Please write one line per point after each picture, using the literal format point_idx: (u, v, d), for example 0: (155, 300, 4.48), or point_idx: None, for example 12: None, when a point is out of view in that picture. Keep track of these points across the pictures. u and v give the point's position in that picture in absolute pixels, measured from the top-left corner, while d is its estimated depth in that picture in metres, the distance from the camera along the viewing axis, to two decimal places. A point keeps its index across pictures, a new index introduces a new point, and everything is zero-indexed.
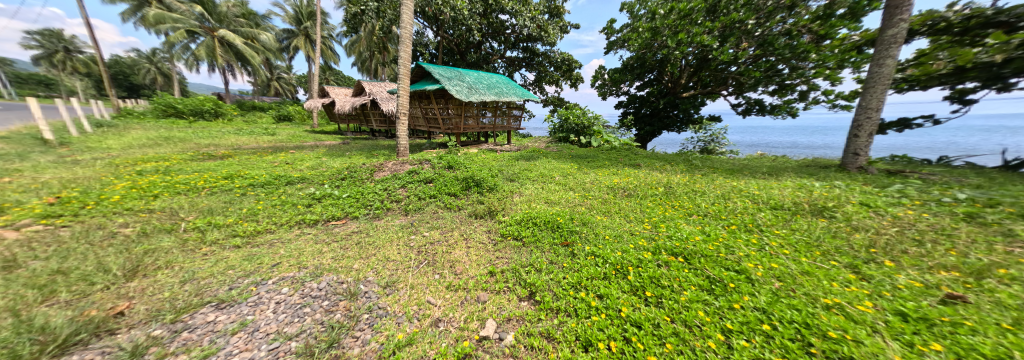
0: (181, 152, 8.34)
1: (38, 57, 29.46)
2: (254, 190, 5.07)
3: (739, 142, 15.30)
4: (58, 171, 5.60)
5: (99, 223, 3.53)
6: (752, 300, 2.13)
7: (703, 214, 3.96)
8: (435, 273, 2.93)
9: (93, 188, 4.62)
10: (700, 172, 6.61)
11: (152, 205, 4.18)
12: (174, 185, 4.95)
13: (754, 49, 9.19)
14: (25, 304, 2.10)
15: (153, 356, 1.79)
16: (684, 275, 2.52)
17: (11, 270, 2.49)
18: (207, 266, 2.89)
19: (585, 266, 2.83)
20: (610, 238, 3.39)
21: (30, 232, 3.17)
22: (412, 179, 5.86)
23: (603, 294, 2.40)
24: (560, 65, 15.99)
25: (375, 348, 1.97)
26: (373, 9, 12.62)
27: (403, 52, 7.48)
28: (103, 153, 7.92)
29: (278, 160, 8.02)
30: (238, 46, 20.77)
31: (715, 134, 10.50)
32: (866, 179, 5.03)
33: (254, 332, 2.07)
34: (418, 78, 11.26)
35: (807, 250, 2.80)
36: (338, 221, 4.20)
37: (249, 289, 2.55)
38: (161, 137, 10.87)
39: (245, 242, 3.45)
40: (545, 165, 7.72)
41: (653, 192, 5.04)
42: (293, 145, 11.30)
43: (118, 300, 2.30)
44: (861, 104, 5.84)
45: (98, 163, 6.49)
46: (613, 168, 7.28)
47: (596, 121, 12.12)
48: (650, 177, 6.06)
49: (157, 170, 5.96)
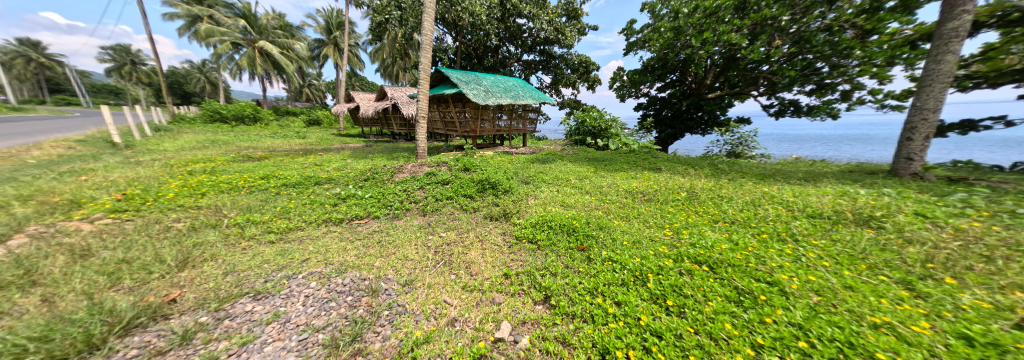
0: (225, 154, 9.07)
1: (107, 69, 33.45)
2: (287, 190, 5.43)
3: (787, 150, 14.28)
4: (124, 171, 6.23)
5: (157, 217, 3.94)
6: (786, 315, 2.00)
7: (730, 221, 3.76)
8: (452, 273, 2.98)
9: (152, 186, 5.14)
10: (728, 176, 6.30)
11: (199, 202, 4.57)
12: (219, 184, 5.39)
13: (788, 46, 8.64)
14: (97, 289, 2.39)
15: (200, 341, 1.97)
16: (708, 285, 2.41)
17: (86, 258, 2.83)
18: (245, 260, 3.11)
19: (602, 272, 2.78)
20: (628, 244, 3.31)
21: (102, 225, 3.60)
22: (430, 180, 6.00)
23: (621, 301, 2.35)
24: (577, 67, 15.86)
25: (395, 344, 2.04)
26: (396, 17, 13.20)
27: (424, 58, 7.70)
28: (160, 154, 8.79)
29: (308, 161, 8.50)
30: (275, 55, 22.29)
31: (743, 137, 9.92)
32: (922, 186, 4.56)
33: (286, 322, 2.21)
34: (438, 83, 11.56)
35: (851, 263, 2.57)
36: (361, 220, 4.39)
37: (282, 282, 2.72)
38: (208, 140, 11.89)
39: (278, 238, 3.69)
40: (560, 168, 7.66)
41: (675, 196, 4.92)
42: (321, 148, 11.89)
43: (171, 288, 2.54)
44: (915, 104, 5.31)
45: (156, 164, 7.18)
46: (632, 172, 7.08)
47: (615, 123, 11.84)
48: (672, 182, 5.83)
49: (204, 170, 6.49)
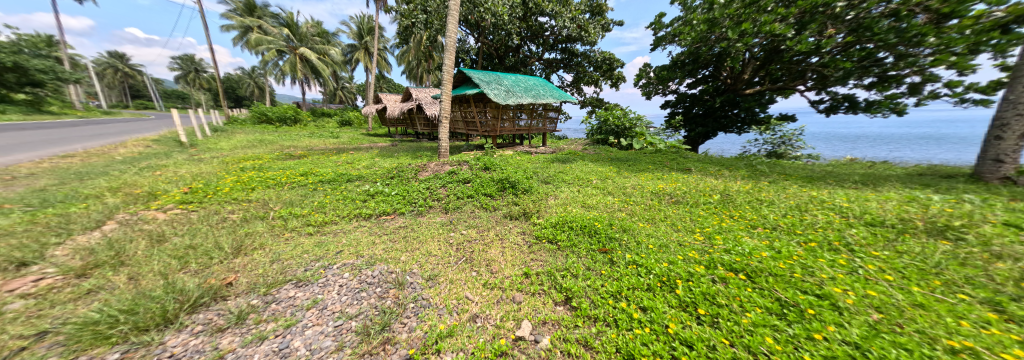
0: (270, 152, 9.91)
1: (176, 77, 37.84)
2: (323, 186, 5.82)
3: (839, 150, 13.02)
4: (188, 167, 7.02)
5: (216, 209, 4.40)
6: (839, 333, 1.81)
7: (771, 227, 3.47)
8: (473, 270, 3.04)
9: (212, 180, 5.74)
10: (767, 179, 5.82)
11: (250, 196, 5.03)
12: (266, 180, 5.89)
13: (844, 35, 7.78)
14: (172, 270, 2.72)
15: (252, 321, 2.18)
16: (745, 294, 2.25)
17: (162, 243, 3.24)
18: (288, 249, 3.38)
19: (626, 275, 2.69)
20: (654, 248, 3.17)
21: (173, 214, 4.09)
22: (452, 179, 6.14)
23: (647, 307, 2.26)
24: (600, 65, 15.45)
25: (420, 335, 2.11)
26: (422, 21, 13.61)
27: (448, 59, 7.88)
28: (218, 152, 9.80)
29: (341, 159, 9.04)
30: (314, 60, 23.92)
31: (786, 135, 9.13)
32: (1015, 193, 3.91)
33: (323, 309, 2.37)
34: (460, 83, 11.79)
35: (921, 278, 2.27)
36: (388, 216, 4.60)
37: (320, 271, 2.92)
38: (257, 139, 13.04)
39: (316, 230, 3.97)
40: (580, 168, 7.50)
41: (707, 198, 4.63)
42: (352, 147, 12.59)
43: (228, 273, 2.82)
44: (1004, 98, 4.59)
45: (214, 161, 8.01)
46: (658, 173, 6.76)
47: (639, 121, 11.39)
48: (703, 184, 5.49)
49: (254, 167, 7.14)
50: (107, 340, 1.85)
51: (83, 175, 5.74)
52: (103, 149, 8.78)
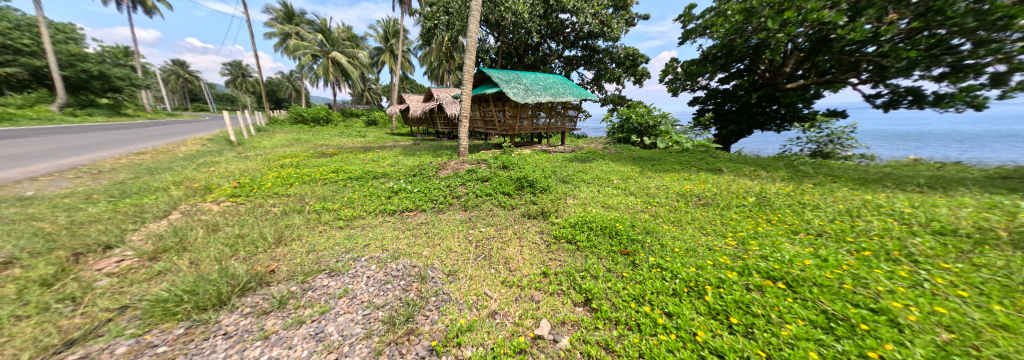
0: (305, 151, 10.58)
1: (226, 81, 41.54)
2: (351, 182, 6.14)
3: (902, 150, 11.53)
4: (235, 164, 7.69)
5: (260, 202, 4.79)
6: (899, 351, 1.63)
7: (816, 234, 3.19)
8: (492, 268, 3.07)
9: (255, 176, 6.26)
10: (811, 180, 5.33)
11: (288, 191, 5.43)
12: (302, 176, 6.32)
13: (908, 21, 6.95)
14: (225, 256, 3.01)
15: (292, 306, 2.36)
16: (785, 305, 2.09)
17: (216, 231, 3.59)
18: (321, 241, 3.61)
19: (649, 279, 2.59)
20: (680, 251, 3.03)
21: (224, 206, 4.51)
22: (471, 177, 6.23)
23: (672, 312, 2.17)
24: (623, 61, 14.95)
25: (442, 328, 2.17)
26: (444, 22, 13.90)
27: (468, 59, 7.98)
28: (261, 150, 10.65)
29: (368, 158, 9.47)
30: (344, 64, 25.22)
31: (834, 133, 8.37)
32: None
33: (353, 298, 2.51)
34: (480, 83, 11.91)
35: (1004, 296, 1.98)
36: (410, 212, 4.77)
37: (349, 263, 3.09)
38: (293, 139, 14.00)
39: (346, 224, 4.21)
40: (601, 168, 7.31)
41: (741, 201, 4.34)
42: (378, 146, 13.14)
43: (271, 261, 3.07)
44: None
45: (258, 158, 8.73)
46: (685, 173, 6.44)
47: (665, 119, 10.93)
48: (736, 185, 5.15)
49: (291, 164, 7.68)
50: (173, 316, 2.10)
51: (152, 170, 6.48)
52: (167, 147, 9.84)
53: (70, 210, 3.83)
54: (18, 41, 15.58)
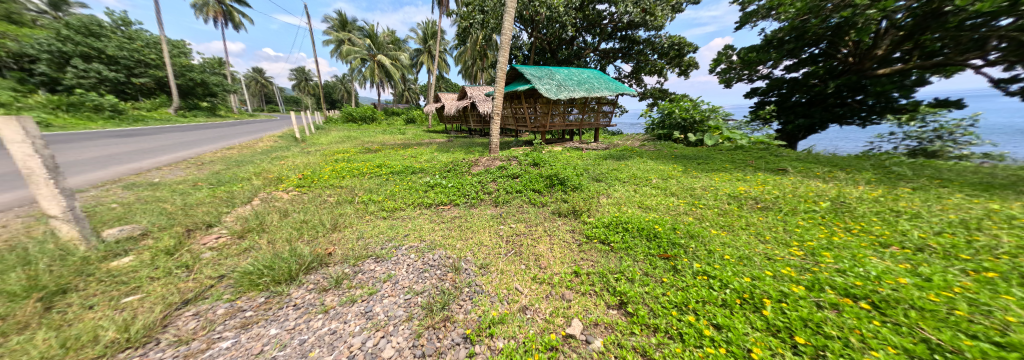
0: (354, 147, 11.59)
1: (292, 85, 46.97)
2: (393, 176, 6.61)
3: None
4: (298, 158, 8.71)
5: (318, 192, 5.39)
6: None
7: (913, 248, 2.69)
8: (522, 263, 3.11)
9: (314, 169, 7.03)
10: (906, 184, 4.49)
11: (341, 183, 6.02)
12: (351, 170, 6.96)
13: None
14: (293, 238, 3.46)
15: (345, 286, 2.64)
16: (869, 328, 1.81)
17: (286, 216, 4.13)
18: (368, 229, 3.96)
19: (694, 286, 2.43)
20: (731, 259, 2.78)
21: (291, 195, 5.15)
22: (502, 174, 6.32)
23: (721, 324, 2.02)
24: (667, 51, 13.93)
25: (475, 318, 2.27)
26: (479, 20, 14.16)
27: (502, 57, 8.05)
28: (320, 146, 11.90)
29: (407, 154, 10.06)
30: (388, 65, 26.99)
31: (943, 127, 6.99)
32: None
33: (396, 283, 2.73)
34: (513, 80, 11.93)
35: None
36: (445, 206, 5.00)
37: (391, 251, 3.35)
38: (344, 136, 15.39)
39: (388, 214, 4.56)
40: (638, 166, 6.93)
41: (811, 207, 3.82)
42: (416, 143, 13.89)
43: (328, 245, 3.45)
44: None
45: (316, 153, 9.80)
46: (737, 173, 5.84)
47: (715, 113, 9.90)
48: (804, 188, 4.54)
49: (343, 159, 8.48)
50: (257, 287, 2.52)
51: (239, 162, 7.63)
52: (247, 143, 11.47)
53: (183, 194, 4.68)
54: (147, 56, 19.18)
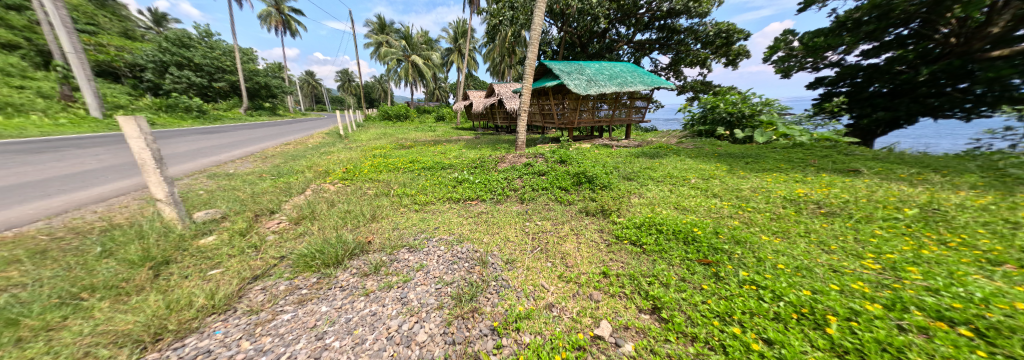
0: (390, 143, 12.28)
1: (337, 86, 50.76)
2: (424, 171, 6.91)
3: None
4: (342, 153, 9.47)
5: (358, 185, 5.82)
6: None
7: None
8: (548, 261, 3.12)
9: (355, 163, 7.59)
10: (1018, 191, 3.74)
11: (378, 176, 6.44)
12: (387, 165, 7.41)
13: None
14: (338, 226, 3.80)
15: (383, 272, 2.85)
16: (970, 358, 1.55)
17: (331, 206, 4.53)
18: (402, 221, 4.21)
19: (739, 297, 2.26)
20: (786, 269, 2.53)
21: (336, 187, 5.63)
22: (527, 171, 6.33)
23: (772, 339, 1.86)
24: (712, 40, 12.91)
25: (501, 311, 2.34)
26: (509, 17, 14.18)
27: (531, 52, 8.01)
28: (360, 142, 12.78)
29: (437, 150, 10.45)
30: (422, 65, 28.08)
31: None
32: None
33: (428, 272, 2.88)
34: (541, 76, 11.77)
35: None
36: (472, 201, 5.14)
37: (423, 242, 3.53)
38: (381, 133, 16.34)
39: (420, 207, 4.80)
40: (674, 165, 6.55)
41: (889, 215, 3.33)
42: (445, 139, 14.33)
43: (367, 233, 3.74)
44: None
45: (356, 149, 10.57)
46: (793, 174, 5.29)
47: (769, 106, 8.95)
48: (880, 192, 3.98)
49: (379, 154, 9.05)
50: (310, 268, 2.81)
51: (293, 156, 8.48)
52: (299, 139, 12.68)
53: (251, 183, 5.34)
54: (223, 62, 21.96)
